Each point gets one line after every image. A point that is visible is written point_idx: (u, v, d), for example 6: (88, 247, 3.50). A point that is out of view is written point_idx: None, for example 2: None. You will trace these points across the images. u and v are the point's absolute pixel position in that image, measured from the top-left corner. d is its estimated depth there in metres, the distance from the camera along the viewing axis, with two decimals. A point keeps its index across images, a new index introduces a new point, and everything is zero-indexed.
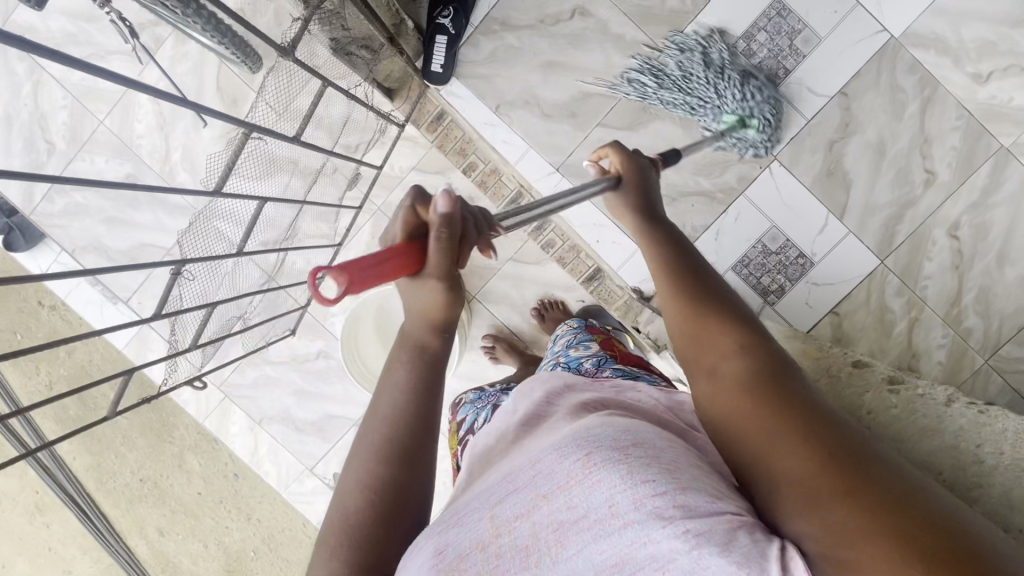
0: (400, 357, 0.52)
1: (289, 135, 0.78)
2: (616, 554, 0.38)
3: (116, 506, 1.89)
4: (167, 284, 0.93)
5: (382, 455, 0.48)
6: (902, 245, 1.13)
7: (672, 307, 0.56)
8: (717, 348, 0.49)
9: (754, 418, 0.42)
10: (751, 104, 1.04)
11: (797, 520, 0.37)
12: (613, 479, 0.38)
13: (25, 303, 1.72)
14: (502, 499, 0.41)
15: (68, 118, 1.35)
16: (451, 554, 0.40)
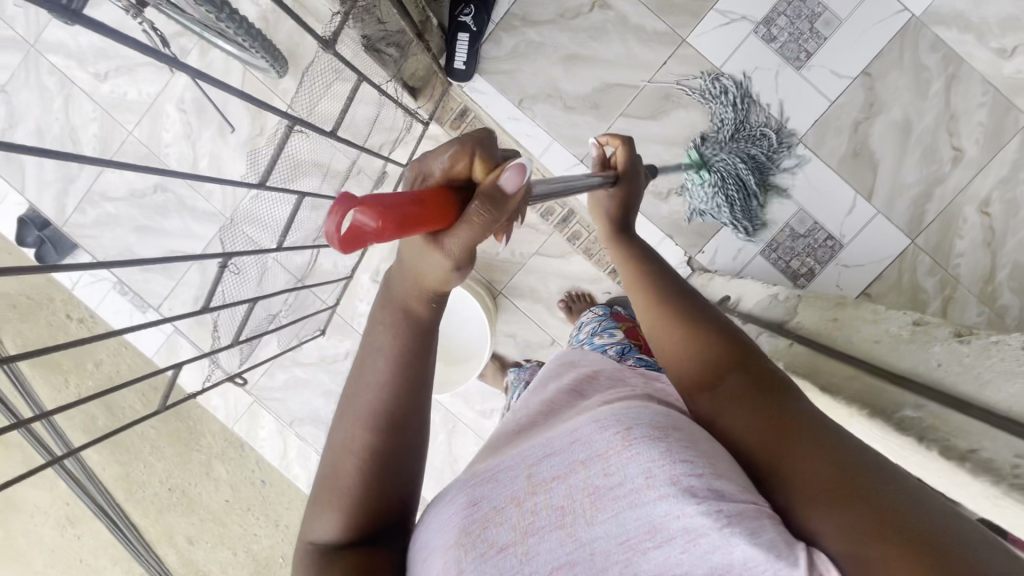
0: (382, 320, 0.47)
1: (325, 131, 0.79)
2: (646, 526, 0.36)
3: (145, 516, 1.90)
4: (215, 277, 0.99)
5: (371, 425, 0.46)
6: (933, 223, 1.13)
7: (657, 316, 0.55)
8: (711, 354, 0.48)
9: (767, 425, 0.41)
10: (722, 172, 1.08)
11: (814, 516, 0.35)
12: (652, 453, 0.37)
13: (54, 316, 1.75)
14: (539, 460, 0.41)
15: (98, 130, 1.38)
16: (484, 507, 0.40)
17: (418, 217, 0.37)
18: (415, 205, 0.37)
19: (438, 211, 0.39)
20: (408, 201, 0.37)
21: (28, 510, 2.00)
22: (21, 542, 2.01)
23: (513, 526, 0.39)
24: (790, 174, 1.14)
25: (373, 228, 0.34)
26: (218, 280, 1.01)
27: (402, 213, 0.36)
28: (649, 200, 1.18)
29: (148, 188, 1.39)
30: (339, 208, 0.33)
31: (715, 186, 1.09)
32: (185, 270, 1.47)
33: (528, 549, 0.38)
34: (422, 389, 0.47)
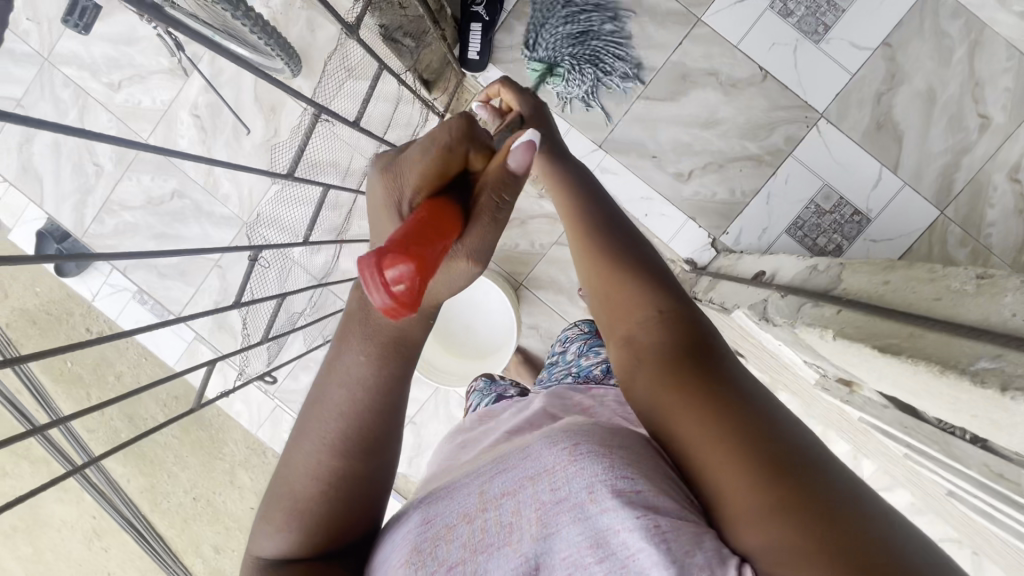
0: (361, 346, 0.45)
1: (348, 120, 0.79)
2: (589, 539, 0.39)
3: (172, 526, 1.90)
4: (249, 269, 0.95)
5: (337, 450, 0.45)
6: (962, 193, 1.10)
7: (607, 294, 0.52)
8: (647, 342, 0.47)
9: (699, 428, 0.40)
10: (556, 54, 1.12)
11: (743, 534, 0.37)
12: (595, 468, 0.39)
13: (74, 330, 1.76)
14: (492, 478, 0.44)
15: (114, 139, 1.39)
16: (438, 524, 0.43)
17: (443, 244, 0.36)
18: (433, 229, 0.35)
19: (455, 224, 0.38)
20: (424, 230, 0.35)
21: (55, 524, 2.01)
22: (50, 557, 2.02)
23: (464, 542, 0.42)
24: (813, 150, 1.12)
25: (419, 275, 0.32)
26: (250, 272, 0.97)
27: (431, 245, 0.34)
28: (670, 182, 1.16)
29: (165, 195, 1.40)
30: (380, 273, 0.30)
31: (574, 75, 1.13)
32: (204, 275, 1.46)
33: (477, 565, 0.41)
34: (398, 413, 0.48)
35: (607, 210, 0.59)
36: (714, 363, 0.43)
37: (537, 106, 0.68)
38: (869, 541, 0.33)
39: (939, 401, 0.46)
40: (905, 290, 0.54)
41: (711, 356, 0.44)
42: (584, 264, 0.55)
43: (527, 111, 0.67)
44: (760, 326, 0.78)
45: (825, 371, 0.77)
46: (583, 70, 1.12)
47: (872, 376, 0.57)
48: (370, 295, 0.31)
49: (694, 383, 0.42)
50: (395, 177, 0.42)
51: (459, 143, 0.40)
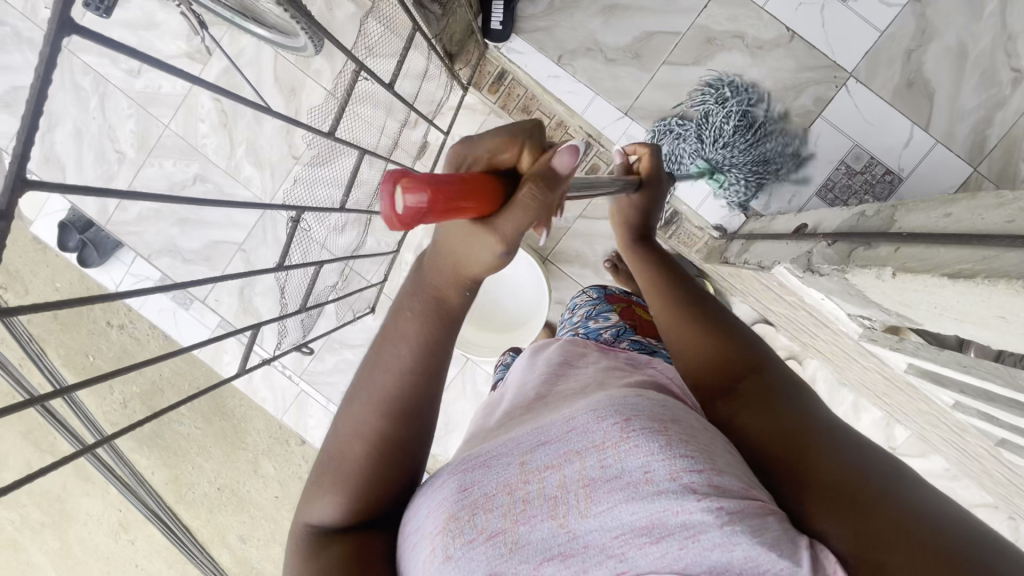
0: (410, 304, 0.43)
1: (384, 81, 0.79)
2: (641, 520, 0.36)
3: (197, 516, 1.91)
4: (290, 230, 0.95)
5: (381, 411, 0.42)
6: (995, 149, 1.08)
7: (692, 346, 0.54)
8: (749, 394, 0.47)
9: (782, 435, 0.43)
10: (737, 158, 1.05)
11: (822, 521, 0.36)
12: (651, 445, 0.37)
13: (95, 324, 1.76)
14: (534, 448, 0.40)
15: (135, 126, 1.39)
16: (477, 493, 0.39)
17: (460, 198, 0.33)
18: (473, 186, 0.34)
19: (487, 200, 0.36)
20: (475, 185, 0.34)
21: (82, 518, 2.01)
22: (78, 550, 2.04)
23: (504, 513, 0.38)
24: (842, 109, 1.11)
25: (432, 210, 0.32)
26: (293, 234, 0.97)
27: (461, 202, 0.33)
28: None
29: (188, 180, 1.40)
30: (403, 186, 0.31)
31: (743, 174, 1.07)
32: (227, 260, 1.46)
33: (518, 536, 0.38)
34: (442, 378, 0.45)
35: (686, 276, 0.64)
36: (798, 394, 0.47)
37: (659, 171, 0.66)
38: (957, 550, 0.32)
39: (1020, 318, 0.46)
40: (971, 219, 0.53)
41: (788, 397, 0.46)
42: (672, 327, 0.58)
43: (648, 177, 0.65)
44: (803, 279, 0.78)
45: (872, 323, 0.78)
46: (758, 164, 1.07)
47: (935, 308, 0.57)
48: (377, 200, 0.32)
49: (780, 418, 0.44)
50: (460, 151, 0.40)
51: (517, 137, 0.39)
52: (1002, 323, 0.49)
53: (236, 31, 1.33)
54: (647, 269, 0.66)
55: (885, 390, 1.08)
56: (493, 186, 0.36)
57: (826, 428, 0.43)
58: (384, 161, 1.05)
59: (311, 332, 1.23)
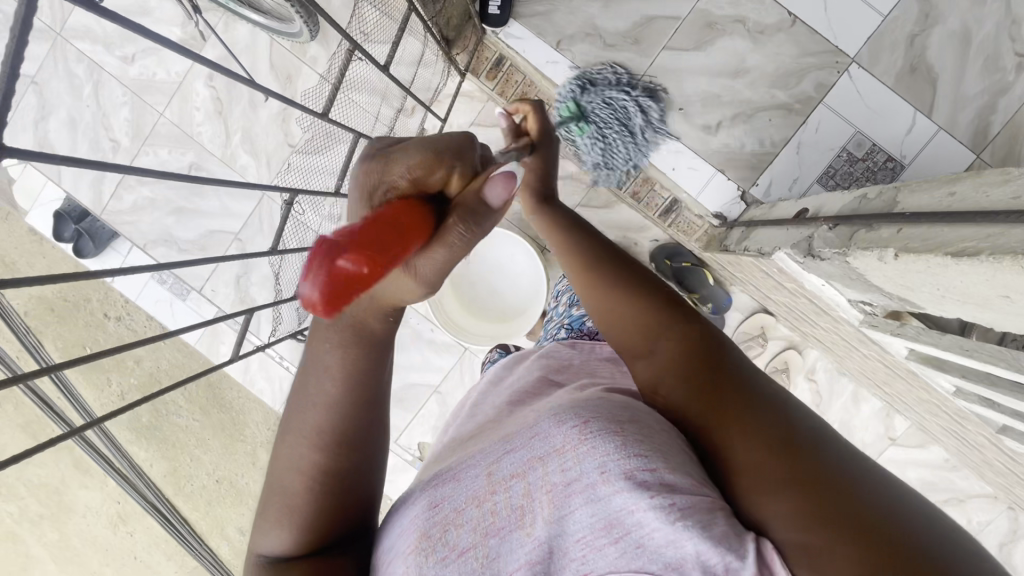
0: (327, 337, 0.41)
1: (378, 63, 0.78)
2: (600, 521, 0.37)
3: (195, 507, 1.91)
4: (283, 214, 0.94)
5: (319, 444, 0.43)
6: (999, 136, 1.06)
7: (610, 313, 0.53)
8: (666, 357, 0.46)
9: (710, 404, 0.42)
10: (594, 114, 1.12)
11: (762, 504, 0.36)
12: (607, 446, 0.37)
13: (92, 315, 1.76)
14: (501, 458, 0.42)
15: (129, 114, 1.38)
16: (446, 509, 0.43)
17: (399, 255, 0.30)
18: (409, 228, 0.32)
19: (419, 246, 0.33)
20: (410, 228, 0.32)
21: (81, 510, 2.01)
22: (77, 542, 2.04)
23: (474, 526, 0.41)
24: (844, 96, 1.10)
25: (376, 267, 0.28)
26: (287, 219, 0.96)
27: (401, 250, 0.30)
28: (698, 135, 1.15)
29: (183, 169, 1.39)
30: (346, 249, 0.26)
31: (595, 138, 1.13)
32: (224, 250, 1.45)
33: (489, 548, 0.41)
34: (381, 399, 0.45)
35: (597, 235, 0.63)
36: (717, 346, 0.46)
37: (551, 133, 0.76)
38: (890, 517, 0.33)
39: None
40: (976, 196, 0.52)
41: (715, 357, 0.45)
42: (587, 294, 0.57)
43: (538, 138, 0.74)
44: (804, 265, 0.77)
45: (873, 307, 0.77)
46: (613, 143, 1.13)
47: (937, 290, 0.56)
48: (302, 277, 0.25)
49: (706, 386, 0.43)
50: (369, 172, 0.39)
51: (445, 158, 0.38)
52: (1006, 302, 0.48)
53: (231, 18, 1.31)
54: (562, 238, 0.64)
55: (886, 380, 1.07)
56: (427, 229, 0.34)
57: (756, 387, 0.42)
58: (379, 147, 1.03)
59: (307, 321, 1.22)
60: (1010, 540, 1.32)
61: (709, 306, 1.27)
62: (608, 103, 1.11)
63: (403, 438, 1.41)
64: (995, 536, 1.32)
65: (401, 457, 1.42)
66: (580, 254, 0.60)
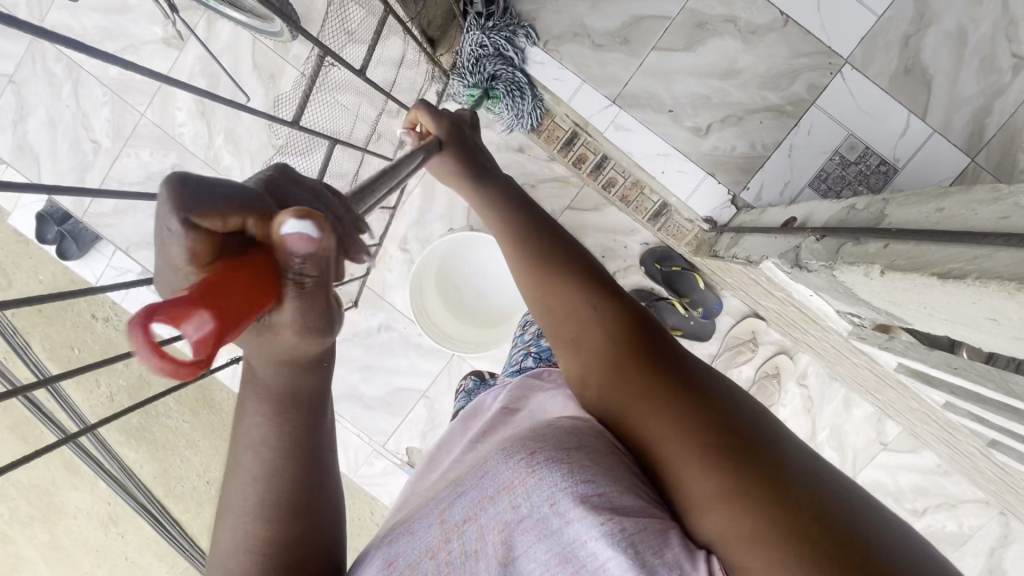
0: (257, 406, 0.36)
1: (353, 68, 0.76)
2: (555, 555, 0.34)
3: (184, 509, 1.86)
4: None
5: (263, 517, 0.39)
6: (993, 140, 1.04)
7: (543, 298, 0.50)
8: (594, 346, 0.45)
9: (644, 409, 0.39)
10: (490, 79, 1.09)
11: (706, 521, 0.35)
12: (555, 477, 0.34)
13: (80, 316, 1.71)
14: (451, 503, 0.38)
15: (110, 114, 1.35)
16: (401, 565, 0.38)
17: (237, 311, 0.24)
18: (238, 297, 0.24)
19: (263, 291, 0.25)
20: (228, 302, 0.23)
21: (71, 511, 2.00)
22: (67, 543, 2.02)
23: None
24: (837, 98, 1.07)
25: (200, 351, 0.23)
26: None
27: (224, 330, 0.24)
28: (688, 137, 1.12)
29: (166, 171, 1.36)
30: (147, 326, 0.22)
31: (509, 102, 1.11)
32: None
33: None
34: (321, 460, 0.40)
35: (531, 205, 0.59)
36: (648, 337, 0.44)
37: (456, 129, 0.64)
38: (837, 524, 0.32)
39: (1013, 322, 0.43)
40: (964, 213, 0.50)
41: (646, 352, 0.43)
42: (525, 279, 0.52)
43: (447, 138, 0.63)
44: (791, 275, 0.75)
45: (861, 320, 0.76)
46: (517, 94, 1.10)
47: (924, 308, 0.54)
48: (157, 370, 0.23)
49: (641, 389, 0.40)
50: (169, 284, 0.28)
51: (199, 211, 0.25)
52: (994, 325, 0.46)
53: (212, 16, 1.28)
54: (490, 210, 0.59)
55: (877, 387, 1.05)
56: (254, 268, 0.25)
57: (689, 383, 0.40)
58: (358, 151, 0.99)
59: None
60: (1001, 546, 1.30)
61: (699, 310, 1.26)
62: (488, 60, 1.08)
63: (390, 442, 1.40)
64: (987, 541, 1.30)
65: (389, 461, 1.40)
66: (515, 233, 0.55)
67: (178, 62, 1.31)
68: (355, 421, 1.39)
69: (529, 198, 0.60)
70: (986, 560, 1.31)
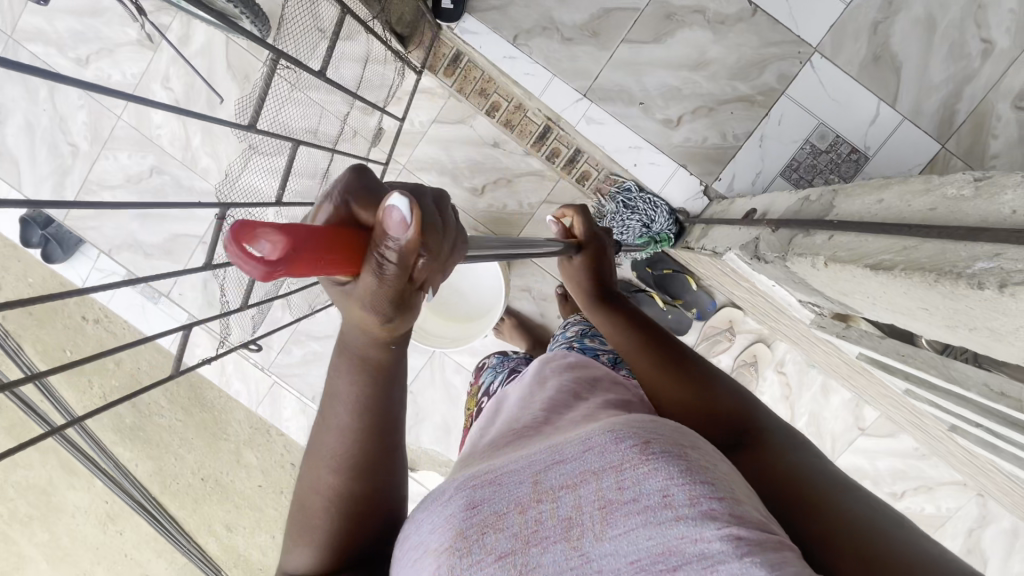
0: (348, 368, 0.38)
1: (314, 69, 0.76)
2: (657, 547, 0.33)
3: (183, 507, 1.89)
4: (213, 232, 0.79)
5: (343, 470, 0.40)
6: (963, 125, 1.04)
7: (692, 403, 0.51)
8: (752, 446, 0.46)
9: (792, 480, 0.42)
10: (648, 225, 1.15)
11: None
12: (670, 470, 0.35)
13: (70, 318, 1.66)
14: (546, 467, 0.38)
15: (87, 118, 1.35)
16: (485, 511, 0.37)
17: (320, 253, 0.26)
18: (325, 246, 0.26)
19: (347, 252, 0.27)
20: (313, 243, 0.25)
21: (69, 510, 2.01)
22: (67, 542, 2.04)
23: (515, 534, 0.36)
24: (806, 86, 1.08)
25: (267, 269, 0.24)
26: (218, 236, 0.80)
27: (296, 256, 0.25)
28: (659, 129, 1.13)
29: (144, 173, 1.36)
30: (239, 232, 0.24)
31: (662, 224, 1.15)
32: (190, 251, 1.45)
33: (527, 560, 0.35)
34: (399, 429, 0.42)
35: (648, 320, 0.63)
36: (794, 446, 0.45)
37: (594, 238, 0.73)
38: None
39: (943, 311, 0.43)
40: (900, 205, 0.51)
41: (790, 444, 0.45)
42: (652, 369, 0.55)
43: (586, 240, 0.73)
44: (752, 266, 0.76)
45: (820, 310, 0.77)
46: (658, 213, 1.14)
47: (869, 299, 0.54)
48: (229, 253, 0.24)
49: (789, 467, 0.43)
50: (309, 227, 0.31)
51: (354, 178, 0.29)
52: (927, 314, 0.46)
53: (185, 18, 1.28)
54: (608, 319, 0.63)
55: (849, 373, 1.06)
56: (352, 241, 0.28)
57: (834, 476, 0.42)
58: (327, 151, 0.99)
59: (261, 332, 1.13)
60: (979, 526, 1.31)
61: (694, 311, 1.30)
62: (627, 218, 1.16)
63: None
64: (965, 522, 1.32)
65: None
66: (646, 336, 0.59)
67: (151, 64, 1.31)
68: None
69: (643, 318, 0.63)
70: (965, 540, 1.33)
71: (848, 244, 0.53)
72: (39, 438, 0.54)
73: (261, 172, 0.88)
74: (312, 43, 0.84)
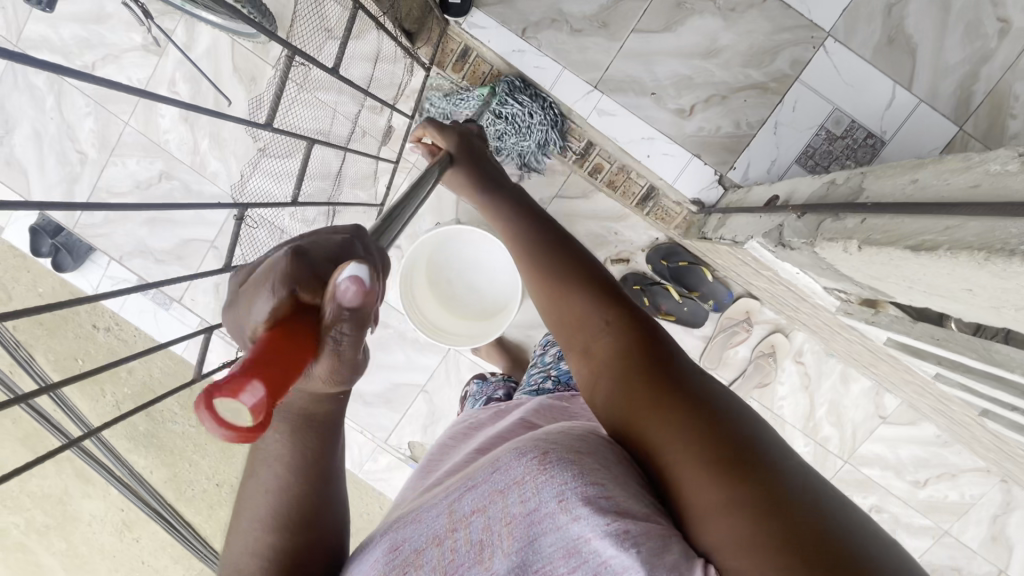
0: (276, 425, 0.38)
1: (326, 67, 0.75)
2: (560, 548, 0.35)
3: (199, 513, 1.88)
4: (233, 235, 0.79)
5: (274, 526, 0.41)
6: (981, 107, 1.02)
7: (560, 311, 0.50)
8: (604, 349, 0.45)
9: (642, 390, 0.40)
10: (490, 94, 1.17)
11: (696, 504, 0.34)
12: (564, 474, 0.34)
13: (81, 327, 1.65)
14: (460, 496, 0.39)
15: (94, 125, 1.35)
16: (407, 551, 0.40)
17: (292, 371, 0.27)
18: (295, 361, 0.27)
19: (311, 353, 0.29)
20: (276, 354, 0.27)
21: (85, 519, 2.01)
22: (85, 551, 2.04)
23: (435, 566, 0.39)
24: (820, 71, 1.06)
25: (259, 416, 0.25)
26: (237, 238, 0.80)
27: (279, 391, 0.26)
28: (672, 119, 1.12)
29: (153, 178, 1.36)
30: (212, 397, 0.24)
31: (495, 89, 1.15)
32: (201, 256, 1.45)
33: None
34: (335, 476, 0.43)
35: (539, 221, 0.61)
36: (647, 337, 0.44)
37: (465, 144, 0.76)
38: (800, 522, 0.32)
39: (989, 293, 0.42)
40: (938, 184, 0.50)
41: (644, 347, 0.43)
42: (537, 291, 0.54)
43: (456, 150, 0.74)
44: (777, 254, 0.75)
45: (847, 295, 0.77)
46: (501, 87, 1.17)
47: (904, 282, 0.53)
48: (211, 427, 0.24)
49: (639, 375, 0.41)
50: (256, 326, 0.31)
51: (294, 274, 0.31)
52: (969, 295, 0.45)
53: (189, 21, 1.27)
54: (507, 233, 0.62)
55: (870, 360, 1.05)
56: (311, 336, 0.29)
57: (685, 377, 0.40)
58: (339, 150, 0.97)
59: None
60: (1003, 513, 1.30)
61: (710, 303, 1.28)
62: None
63: (392, 438, 1.41)
64: (989, 509, 1.30)
65: (393, 457, 1.42)
66: (537, 256, 0.56)
67: (158, 68, 1.31)
68: (357, 419, 1.40)
69: (541, 216, 0.62)
70: (990, 527, 1.31)
71: (879, 224, 0.53)
72: (55, 452, 0.52)
73: (272, 176, 0.86)
74: (323, 39, 0.82)
